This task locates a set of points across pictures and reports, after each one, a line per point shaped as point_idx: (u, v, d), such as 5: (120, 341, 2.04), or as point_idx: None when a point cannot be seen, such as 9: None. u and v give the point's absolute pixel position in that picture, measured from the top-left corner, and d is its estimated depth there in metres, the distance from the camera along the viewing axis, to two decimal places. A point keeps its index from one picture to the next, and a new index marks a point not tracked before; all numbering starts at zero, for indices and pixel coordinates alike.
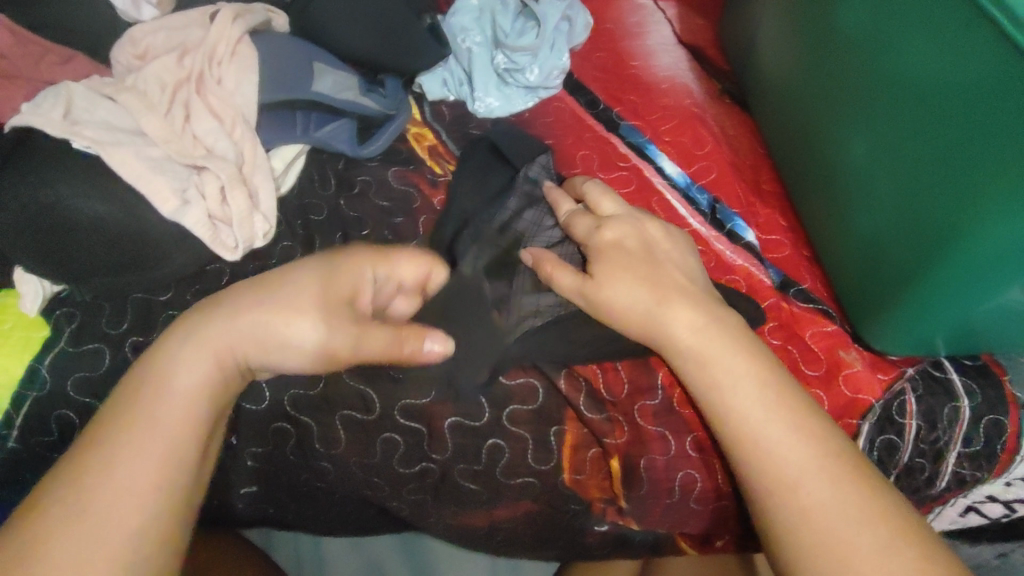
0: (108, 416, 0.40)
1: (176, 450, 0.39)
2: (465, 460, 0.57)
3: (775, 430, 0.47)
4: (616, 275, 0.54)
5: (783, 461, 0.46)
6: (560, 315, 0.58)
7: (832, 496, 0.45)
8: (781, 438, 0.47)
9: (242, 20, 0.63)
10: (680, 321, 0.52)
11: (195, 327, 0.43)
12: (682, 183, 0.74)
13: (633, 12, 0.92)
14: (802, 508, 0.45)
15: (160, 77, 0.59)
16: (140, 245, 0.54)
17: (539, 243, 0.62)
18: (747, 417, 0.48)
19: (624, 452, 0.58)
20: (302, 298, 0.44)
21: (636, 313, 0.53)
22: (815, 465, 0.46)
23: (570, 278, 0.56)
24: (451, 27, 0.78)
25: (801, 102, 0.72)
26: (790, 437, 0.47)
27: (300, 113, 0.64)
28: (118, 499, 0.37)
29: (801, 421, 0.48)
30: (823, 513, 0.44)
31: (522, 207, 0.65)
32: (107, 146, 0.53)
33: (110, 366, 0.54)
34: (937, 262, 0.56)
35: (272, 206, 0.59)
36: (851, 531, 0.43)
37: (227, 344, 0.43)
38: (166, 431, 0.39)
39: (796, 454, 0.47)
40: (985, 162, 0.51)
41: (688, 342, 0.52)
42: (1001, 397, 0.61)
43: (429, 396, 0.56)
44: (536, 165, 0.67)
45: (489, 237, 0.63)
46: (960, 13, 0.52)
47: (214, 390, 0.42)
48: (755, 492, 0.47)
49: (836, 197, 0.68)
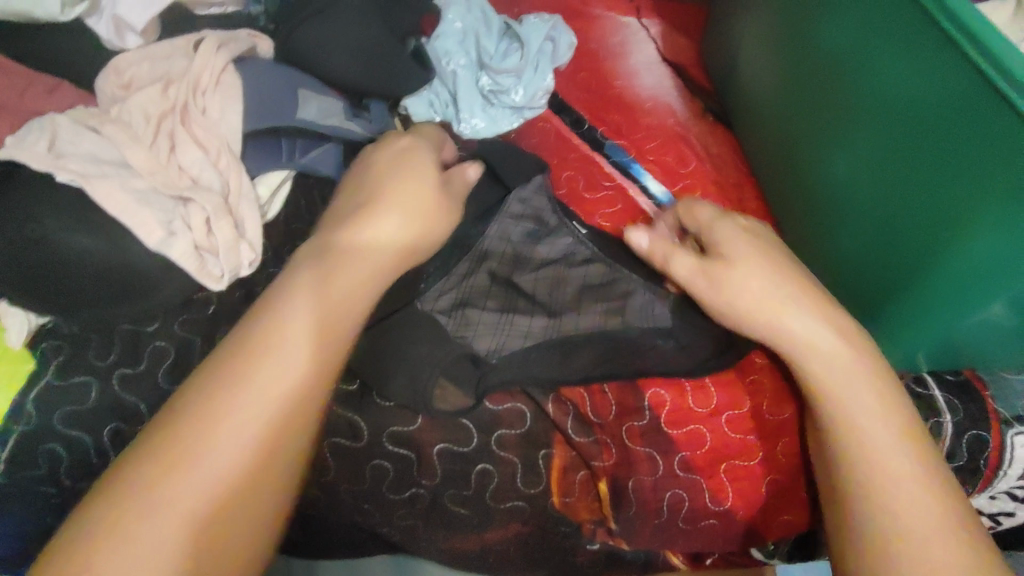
0: (233, 367, 0.43)
1: (283, 422, 0.42)
2: (455, 484, 0.58)
3: (873, 433, 0.49)
4: (756, 259, 0.56)
5: (891, 466, 0.48)
6: (547, 339, 0.60)
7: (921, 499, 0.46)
8: (882, 443, 0.49)
9: (226, 48, 0.63)
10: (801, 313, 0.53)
11: (306, 295, 0.46)
12: (666, 203, 0.74)
13: (616, 31, 0.93)
14: (898, 507, 0.46)
15: (145, 109, 0.59)
16: (127, 277, 0.54)
17: (527, 266, 0.64)
18: (863, 415, 0.50)
19: (611, 474, 0.59)
20: (394, 210, 0.53)
21: (771, 298, 0.54)
22: (909, 475, 0.47)
23: (690, 268, 0.57)
24: (435, 50, 0.76)
25: (782, 120, 0.73)
26: (889, 440, 0.49)
27: (284, 139, 0.65)
28: (241, 435, 0.41)
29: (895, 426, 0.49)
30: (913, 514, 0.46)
31: (515, 224, 0.65)
32: (92, 179, 0.53)
33: (98, 399, 0.54)
34: (918, 281, 0.58)
35: (257, 234, 0.59)
36: (933, 536, 0.45)
37: (335, 328, 0.46)
38: (280, 400, 0.42)
39: (887, 448, 0.48)
40: (962, 185, 0.52)
41: (812, 327, 0.53)
42: (983, 411, 0.62)
43: (417, 421, 0.56)
44: (531, 184, 0.67)
45: (480, 256, 0.63)
46: (931, 38, 0.53)
47: (322, 367, 0.45)
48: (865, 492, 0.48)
49: (819, 215, 0.69)
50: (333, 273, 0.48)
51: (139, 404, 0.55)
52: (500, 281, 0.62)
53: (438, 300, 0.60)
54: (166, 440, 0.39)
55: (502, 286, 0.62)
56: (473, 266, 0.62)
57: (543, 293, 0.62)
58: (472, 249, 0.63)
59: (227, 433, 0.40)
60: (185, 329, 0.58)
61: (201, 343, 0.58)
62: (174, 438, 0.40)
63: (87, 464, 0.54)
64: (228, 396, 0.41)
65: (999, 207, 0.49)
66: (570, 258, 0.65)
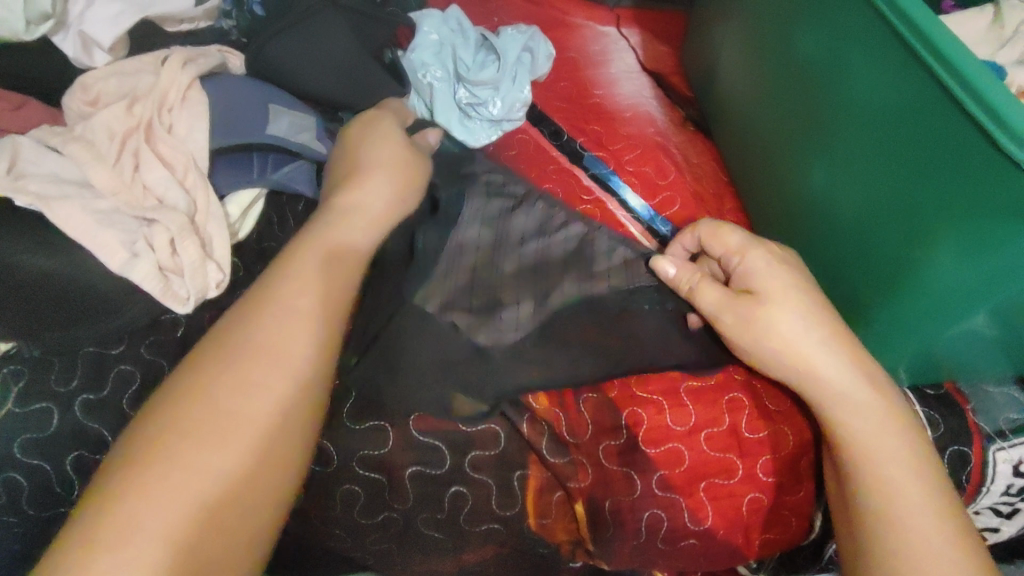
0: (215, 357, 0.45)
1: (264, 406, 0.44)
2: (428, 507, 0.56)
3: (864, 423, 0.50)
4: (784, 302, 0.53)
5: (874, 458, 0.49)
6: (535, 325, 0.61)
7: (905, 483, 0.48)
8: (865, 431, 0.50)
9: (194, 64, 0.62)
10: (823, 364, 0.52)
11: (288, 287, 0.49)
12: (645, 215, 0.73)
13: (596, 40, 0.92)
14: (882, 492, 0.48)
15: (110, 127, 0.58)
16: (89, 300, 0.53)
17: (507, 249, 0.66)
18: (839, 402, 0.51)
19: (588, 495, 0.58)
20: (379, 196, 0.56)
21: (795, 346, 0.52)
22: (890, 456, 0.49)
23: (718, 295, 0.56)
24: (411, 62, 0.75)
25: (761, 131, 0.72)
26: (877, 429, 0.50)
27: (256, 155, 0.63)
28: (220, 420, 0.42)
29: (875, 412, 0.50)
30: (900, 496, 0.47)
31: (482, 220, 0.67)
32: (51, 201, 0.52)
33: (60, 425, 0.53)
34: (897, 295, 0.57)
35: (225, 254, 0.58)
36: (915, 516, 0.46)
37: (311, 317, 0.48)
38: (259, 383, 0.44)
39: (881, 441, 0.49)
40: (933, 201, 0.51)
41: (839, 384, 0.51)
42: (965, 425, 0.61)
43: (388, 446, 0.55)
44: (486, 182, 0.69)
45: (454, 252, 0.64)
46: (902, 55, 0.53)
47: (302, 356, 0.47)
48: (854, 482, 0.49)
49: (798, 227, 0.68)
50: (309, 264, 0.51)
51: (102, 431, 0.53)
52: (483, 268, 0.64)
53: (430, 293, 0.60)
54: (168, 422, 0.42)
55: (486, 271, 0.64)
56: (454, 259, 0.64)
57: (522, 278, 0.64)
58: (449, 240, 0.64)
59: (210, 417, 0.42)
60: (152, 352, 0.57)
61: (167, 366, 0.57)
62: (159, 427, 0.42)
63: (49, 493, 0.53)
64: (212, 400, 0.43)
65: (969, 224, 0.49)
66: (547, 238, 0.67)
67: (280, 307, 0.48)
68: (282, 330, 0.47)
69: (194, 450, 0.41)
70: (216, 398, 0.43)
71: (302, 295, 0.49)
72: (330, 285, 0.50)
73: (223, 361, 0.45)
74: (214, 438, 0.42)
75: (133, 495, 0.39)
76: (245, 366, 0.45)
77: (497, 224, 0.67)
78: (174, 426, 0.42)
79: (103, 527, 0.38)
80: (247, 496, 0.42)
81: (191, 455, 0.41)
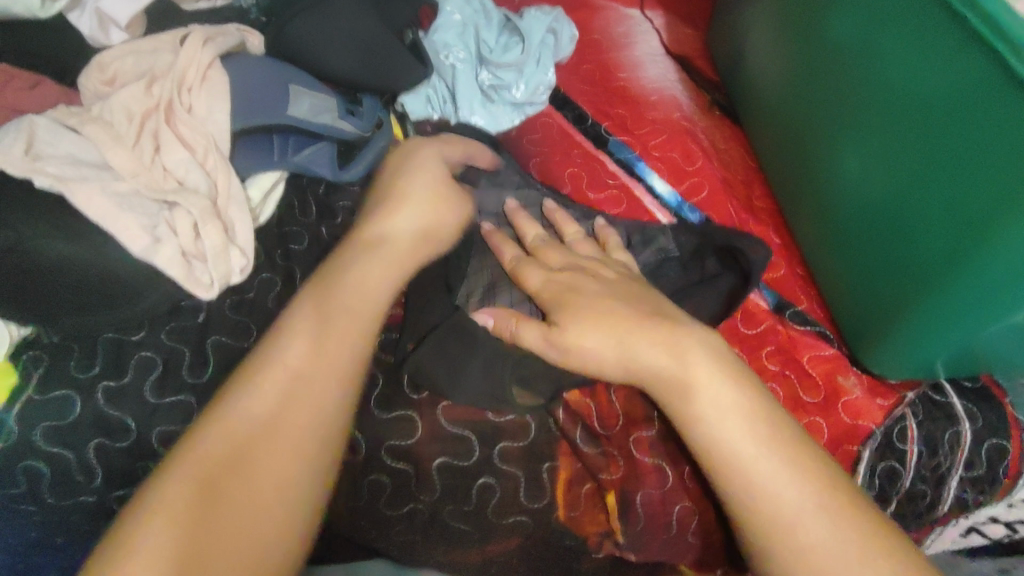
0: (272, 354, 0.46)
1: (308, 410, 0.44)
2: (455, 499, 0.55)
3: (721, 420, 0.44)
4: (606, 324, 0.48)
5: (758, 458, 0.43)
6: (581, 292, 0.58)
7: (803, 504, 0.41)
8: (756, 456, 0.43)
9: (212, 43, 0.60)
10: (668, 371, 0.46)
11: (342, 278, 0.50)
12: (672, 202, 0.72)
13: (620, 22, 0.90)
14: (758, 496, 0.42)
15: (127, 106, 0.56)
16: (111, 285, 0.52)
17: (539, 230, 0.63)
18: (707, 416, 0.44)
19: (620, 488, 0.56)
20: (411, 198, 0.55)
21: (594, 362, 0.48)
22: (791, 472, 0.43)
23: (538, 334, 0.51)
24: (433, 43, 0.75)
25: (794, 117, 0.70)
26: (748, 431, 0.43)
27: (277, 136, 0.62)
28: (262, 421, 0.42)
29: (740, 408, 0.44)
30: (777, 503, 0.42)
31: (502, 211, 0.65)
32: (70, 182, 0.51)
33: (80, 414, 0.51)
34: (935, 288, 0.55)
35: (248, 239, 0.56)
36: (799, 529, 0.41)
37: (356, 315, 0.48)
38: (305, 384, 0.44)
39: (766, 465, 0.43)
40: (980, 189, 0.49)
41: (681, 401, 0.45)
42: (1002, 419, 0.60)
43: (417, 436, 0.54)
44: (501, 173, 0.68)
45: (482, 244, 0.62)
46: (954, 36, 0.50)
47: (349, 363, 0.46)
48: (724, 488, 0.43)
49: (830, 216, 0.67)
50: (358, 252, 0.52)
51: (124, 418, 0.52)
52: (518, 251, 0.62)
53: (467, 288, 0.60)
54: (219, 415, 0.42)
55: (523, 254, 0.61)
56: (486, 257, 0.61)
57: None
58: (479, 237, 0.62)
59: (255, 414, 0.43)
60: (173, 338, 0.55)
61: (188, 353, 0.55)
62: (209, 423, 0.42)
63: (70, 482, 0.51)
64: (247, 404, 0.43)
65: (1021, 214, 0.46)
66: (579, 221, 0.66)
67: (324, 308, 0.48)
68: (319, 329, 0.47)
69: (230, 438, 0.41)
70: (255, 393, 0.43)
71: (331, 305, 0.48)
72: (364, 281, 0.50)
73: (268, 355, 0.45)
74: (244, 432, 0.42)
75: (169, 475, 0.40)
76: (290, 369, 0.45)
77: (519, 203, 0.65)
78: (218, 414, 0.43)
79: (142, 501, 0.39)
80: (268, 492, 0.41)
81: (230, 447, 0.41)
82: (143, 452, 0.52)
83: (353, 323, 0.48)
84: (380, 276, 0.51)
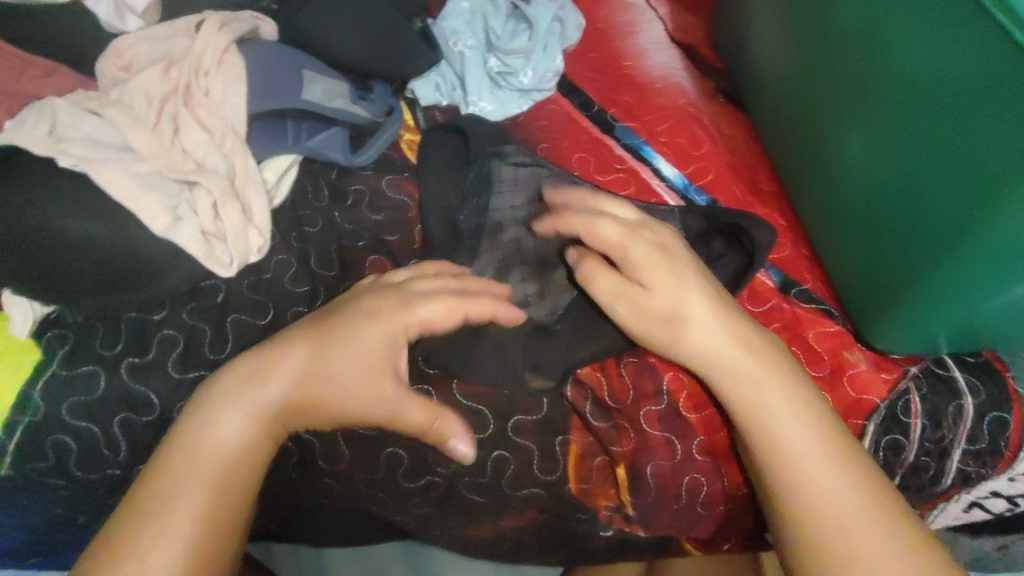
0: (227, 390, 0.46)
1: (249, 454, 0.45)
2: (470, 472, 0.56)
3: (744, 376, 0.48)
4: (626, 297, 0.50)
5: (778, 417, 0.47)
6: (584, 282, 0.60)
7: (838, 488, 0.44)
8: (791, 425, 0.46)
9: (228, 28, 0.61)
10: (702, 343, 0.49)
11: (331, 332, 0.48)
12: (679, 185, 0.73)
13: (624, 11, 0.91)
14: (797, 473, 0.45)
15: (146, 90, 0.57)
16: (133, 264, 0.53)
17: None
18: (719, 360, 0.49)
19: (631, 460, 0.57)
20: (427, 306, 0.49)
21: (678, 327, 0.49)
22: (808, 428, 0.47)
23: (612, 283, 0.51)
24: (442, 30, 0.76)
25: (800, 99, 0.71)
26: (768, 383, 0.48)
27: (291, 121, 0.64)
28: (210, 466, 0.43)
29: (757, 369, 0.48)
30: (799, 458, 0.45)
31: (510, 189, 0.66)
32: (95, 164, 0.52)
33: (107, 389, 0.52)
34: (942, 265, 0.56)
35: (265, 219, 0.58)
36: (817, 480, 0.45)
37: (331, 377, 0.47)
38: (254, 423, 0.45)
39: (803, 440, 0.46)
40: (985, 161, 0.50)
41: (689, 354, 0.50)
42: (1004, 393, 0.61)
43: (433, 409, 0.55)
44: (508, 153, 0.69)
45: (491, 227, 0.63)
46: (960, 9, 0.51)
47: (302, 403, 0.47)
48: (756, 444, 0.47)
49: (836, 195, 0.68)
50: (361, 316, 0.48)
51: (149, 393, 0.53)
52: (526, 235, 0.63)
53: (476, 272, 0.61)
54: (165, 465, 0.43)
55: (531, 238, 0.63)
56: (495, 239, 0.63)
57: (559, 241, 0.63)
58: (486, 221, 0.64)
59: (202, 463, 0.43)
60: (193, 317, 0.56)
61: (209, 330, 0.56)
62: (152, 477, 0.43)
63: (96, 455, 0.52)
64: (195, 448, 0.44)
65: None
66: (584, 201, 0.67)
67: (320, 368, 0.47)
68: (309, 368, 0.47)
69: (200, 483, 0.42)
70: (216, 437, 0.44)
71: (327, 352, 0.47)
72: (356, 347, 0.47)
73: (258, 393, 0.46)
74: (230, 465, 0.44)
75: (164, 496, 0.42)
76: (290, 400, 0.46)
77: (528, 182, 0.66)
78: (202, 445, 0.44)
79: (137, 524, 0.41)
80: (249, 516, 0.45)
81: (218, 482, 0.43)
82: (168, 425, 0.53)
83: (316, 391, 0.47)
84: (359, 374, 0.47)
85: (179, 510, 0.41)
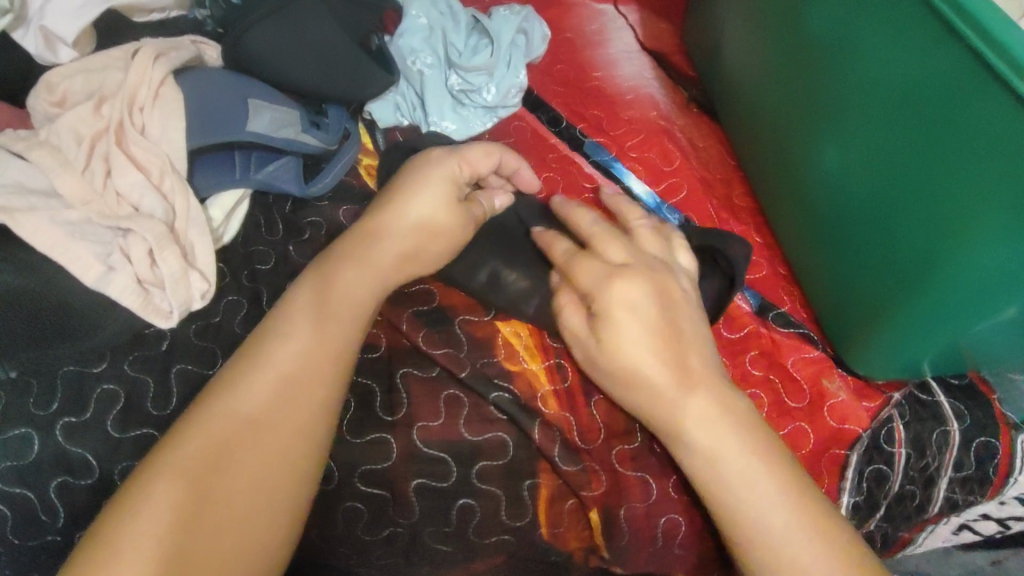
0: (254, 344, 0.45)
1: (270, 406, 0.42)
2: (435, 521, 0.53)
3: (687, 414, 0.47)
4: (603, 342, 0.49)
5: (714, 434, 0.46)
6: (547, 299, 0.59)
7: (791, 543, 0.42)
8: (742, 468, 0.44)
9: (164, 59, 0.58)
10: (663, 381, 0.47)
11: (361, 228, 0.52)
12: (651, 204, 0.70)
13: (593, 19, 0.88)
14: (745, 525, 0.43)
15: (76, 129, 0.54)
16: (65, 317, 0.50)
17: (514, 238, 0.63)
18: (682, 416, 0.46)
19: (602, 504, 0.54)
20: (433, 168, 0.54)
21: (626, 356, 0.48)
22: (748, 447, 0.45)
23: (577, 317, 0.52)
24: (400, 49, 0.73)
25: (772, 113, 0.69)
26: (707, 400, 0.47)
27: (239, 153, 0.61)
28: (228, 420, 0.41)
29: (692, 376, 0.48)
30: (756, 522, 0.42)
31: None
32: (17, 213, 0.49)
33: (41, 452, 0.48)
34: (919, 286, 0.54)
35: (209, 261, 0.55)
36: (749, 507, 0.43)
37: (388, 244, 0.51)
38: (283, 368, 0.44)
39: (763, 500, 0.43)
40: (954, 184, 0.49)
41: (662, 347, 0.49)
42: (989, 417, 0.59)
43: (390, 458, 0.52)
44: None
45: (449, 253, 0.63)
46: (931, 28, 0.48)
47: (328, 345, 0.45)
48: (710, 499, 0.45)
49: (812, 213, 0.65)
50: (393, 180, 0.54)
51: (87, 455, 0.48)
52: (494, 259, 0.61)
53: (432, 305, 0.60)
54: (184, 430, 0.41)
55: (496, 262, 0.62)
56: None
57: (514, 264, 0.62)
58: None
59: (217, 416, 0.41)
60: (136, 368, 0.52)
61: (152, 383, 0.51)
62: (167, 439, 0.41)
63: (34, 521, 0.48)
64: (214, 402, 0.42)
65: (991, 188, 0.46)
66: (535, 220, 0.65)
67: (367, 239, 0.51)
68: (312, 324, 0.46)
69: (216, 440, 0.41)
70: (243, 391, 0.42)
71: (333, 303, 0.47)
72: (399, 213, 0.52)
73: (252, 359, 0.44)
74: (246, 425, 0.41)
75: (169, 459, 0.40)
76: (276, 370, 0.43)
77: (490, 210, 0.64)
78: (215, 400, 0.42)
79: (125, 496, 0.38)
80: (262, 489, 0.41)
81: (204, 453, 0.40)
82: (107, 489, 0.48)
83: (348, 323, 0.47)
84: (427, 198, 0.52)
85: (193, 460, 0.40)
